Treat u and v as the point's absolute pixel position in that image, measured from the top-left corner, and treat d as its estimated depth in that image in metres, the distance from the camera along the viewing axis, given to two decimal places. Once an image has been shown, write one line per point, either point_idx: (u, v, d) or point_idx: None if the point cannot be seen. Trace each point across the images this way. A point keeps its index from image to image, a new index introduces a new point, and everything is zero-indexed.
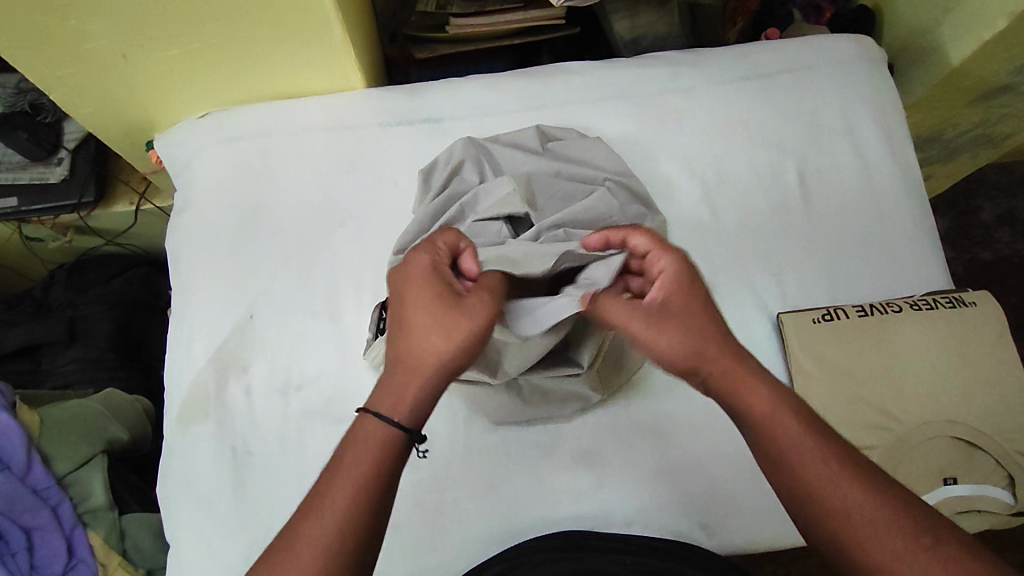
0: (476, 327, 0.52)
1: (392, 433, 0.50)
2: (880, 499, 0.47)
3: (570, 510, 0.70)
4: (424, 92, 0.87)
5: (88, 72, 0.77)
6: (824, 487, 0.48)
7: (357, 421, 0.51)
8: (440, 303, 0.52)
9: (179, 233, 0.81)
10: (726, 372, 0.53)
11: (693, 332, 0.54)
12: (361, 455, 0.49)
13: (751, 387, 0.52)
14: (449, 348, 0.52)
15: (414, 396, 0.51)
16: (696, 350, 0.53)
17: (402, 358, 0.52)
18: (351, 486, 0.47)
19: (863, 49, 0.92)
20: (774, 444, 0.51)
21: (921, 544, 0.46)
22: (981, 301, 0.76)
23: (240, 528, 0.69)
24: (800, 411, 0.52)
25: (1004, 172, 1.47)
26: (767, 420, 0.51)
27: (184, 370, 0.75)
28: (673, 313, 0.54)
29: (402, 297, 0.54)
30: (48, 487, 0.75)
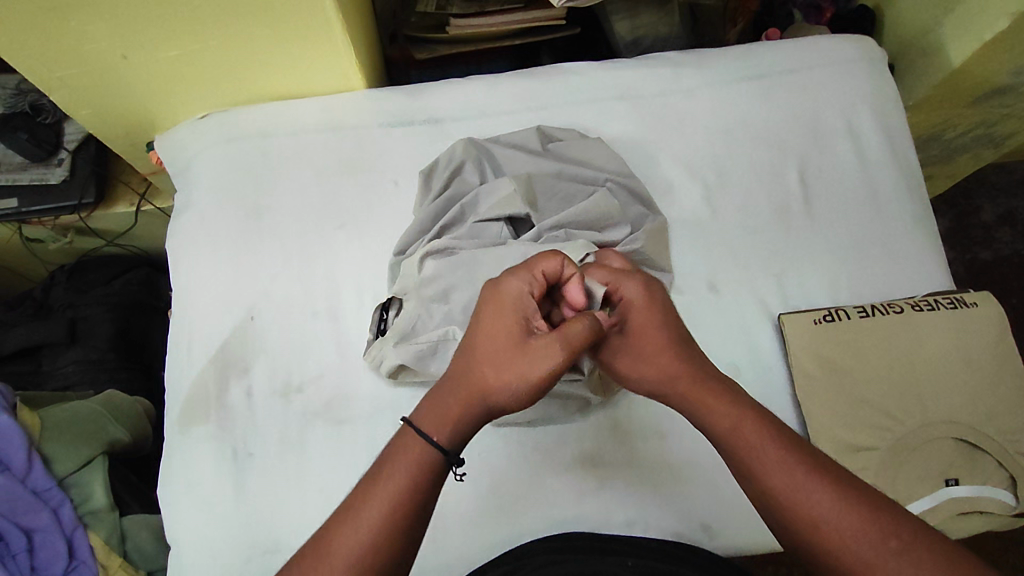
0: (539, 372, 0.51)
1: (431, 455, 0.51)
2: (848, 503, 0.48)
3: (571, 511, 0.70)
4: (424, 93, 0.86)
5: (88, 72, 0.77)
6: (794, 496, 0.49)
7: (403, 432, 0.53)
8: (509, 338, 0.53)
9: (179, 234, 0.81)
10: (694, 395, 0.55)
11: (663, 360, 0.56)
12: (400, 470, 0.50)
13: (715, 399, 0.54)
14: (505, 383, 0.52)
15: (462, 417, 0.53)
16: (665, 374, 0.56)
17: (459, 377, 0.54)
18: (388, 499, 0.49)
19: (864, 50, 0.92)
20: (743, 458, 0.52)
21: (888, 547, 0.46)
22: (983, 302, 0.75)
23: (241, 530, 0.69)
24: (762, 422, 0.52)
25: (1004, 172, 1.47)
26: (734, 433, 0.52)
27: (185, 371, 0.75)
28: (642, 341, 0.57)
29: (480, 321, 0.54)
30: (48, 488, 0.75)
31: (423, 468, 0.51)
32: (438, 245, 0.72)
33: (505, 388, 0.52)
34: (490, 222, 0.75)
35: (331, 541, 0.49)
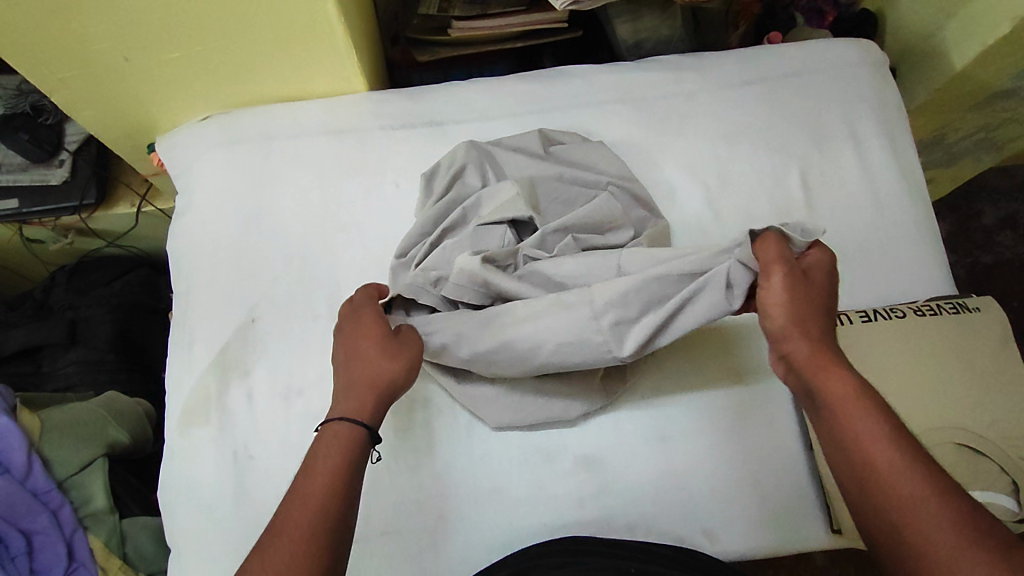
0: (412, 352, 0.61)
1: (355, 431, 0.56)
2: (942, 493, 0.47)
3: (573, 516, 0.69)
4: (426, 96, 0.86)
5: (88, 74, 0.77)
6: (887, 469, 0.49)
7: (319, 434, 0.56)
8: (379, 332, 0.60)
9: (180, 236, 0.81)
10: (814, 358, 0.56)
11: (805, 308, 0.57)
12: (337, 441, 0.55)
13: (833, 371, 0.55)
14: (395, 366, 0.59)
15: (370, 406, 0.58)
16: (800, 319, 0.57)
17: (357, 382, 0.58)
18: (331, 462, 0.54)
19: (866, 54, 0.92)
20: (846, 424, 0.52)
21: (982, 540, 0.45)
22: (984, 308, 0.76)
23: (241, 533, 0.68)
24: (876, 402, 0.53)
25: (1005, 176, 1.47)
26: (843, 404, 0.53)
27: (186, 374, 0.75)
28: (801, 285, 0.57)
29: (351, 344, 0.60)
30: (48, 490, 0.75)
31: (355, 441, 0.55)
32: (444, 249, 0.73)
33: (395, 369, 0.59)
34: (495, 225, 0.74)
35: (284, 518, 0.51)
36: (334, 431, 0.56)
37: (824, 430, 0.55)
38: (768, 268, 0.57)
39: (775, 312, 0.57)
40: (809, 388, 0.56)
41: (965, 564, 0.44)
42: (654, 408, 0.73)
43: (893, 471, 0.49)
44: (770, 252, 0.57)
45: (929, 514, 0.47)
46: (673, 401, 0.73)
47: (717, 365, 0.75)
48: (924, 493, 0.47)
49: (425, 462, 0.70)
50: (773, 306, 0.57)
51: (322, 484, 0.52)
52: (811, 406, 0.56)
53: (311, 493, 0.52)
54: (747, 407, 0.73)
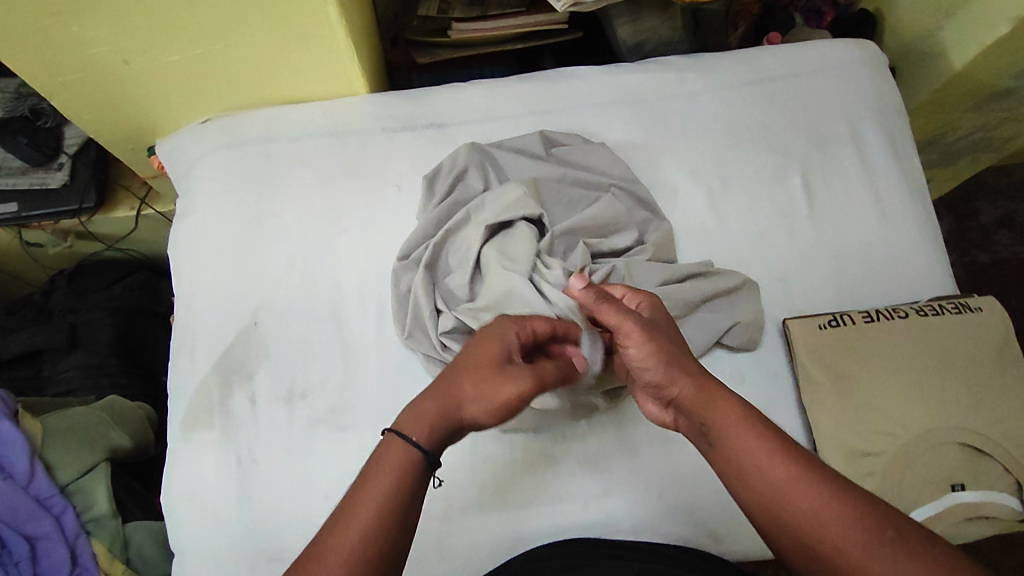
0: (515, 400, 0.55)
1: (412, 456, 0.51)
2: (840, 497, 0.48)
3: (578, 518, 0.69)
4: (428, 97, 0.86)
5: (89, 77, 0.76)
6: (786, 489, 0.49)
7: (378, 446, 0.53)
8: (494, 359, 0.56)
9: (181, 239, 0.81)
10: (694, 388, 0.56)
11: (668, 346, 0.58)
12: (396, 449, 0.52)
13: (713, 396, 0.55)
14: (481, 403, 0.55)
15: (435, 427, 0.53)
16: (671, 366, 0.57)
17: (443, 399, 0.55)
18: (394, 470, 0.51)
19: (866, 54, 0.92)
20: (742, 452, 0.52)
21: (886, 535, 0.46)
22: (987, 306, 0.76)
23: (246, 537, 0.68)
24: (760, 423, 0.53)
25: (1003, 175, 1.47)
26: (734, 428, 0.53)
27: (187, 378, 0.74)
28: (652, 329, 0.59)
29: (465, 361, 0.57)
30: (51, 495, 0.74)
31: (410, 471, 0.51)
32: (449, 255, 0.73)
33: (481, 407, 0.55)
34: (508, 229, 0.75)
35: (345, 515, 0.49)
36: (391, 447, 0.52)
37: (718, 462, 0.54)
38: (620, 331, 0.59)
39: (652, 362, 0.57)
40: (700, 423, 0.55)
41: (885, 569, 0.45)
42: None
43: (794, 493, 0.49)
44: (611, 313, 0.59)
45: (836, 524, 0.47)
46: None
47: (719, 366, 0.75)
48: (827, 506, 0.48)
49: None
50: (644, 361, 0.58)
51: (367, 515, 0.48)
52: (703, 441, 0.56)
53: (354, 522, 0.48)
54: None
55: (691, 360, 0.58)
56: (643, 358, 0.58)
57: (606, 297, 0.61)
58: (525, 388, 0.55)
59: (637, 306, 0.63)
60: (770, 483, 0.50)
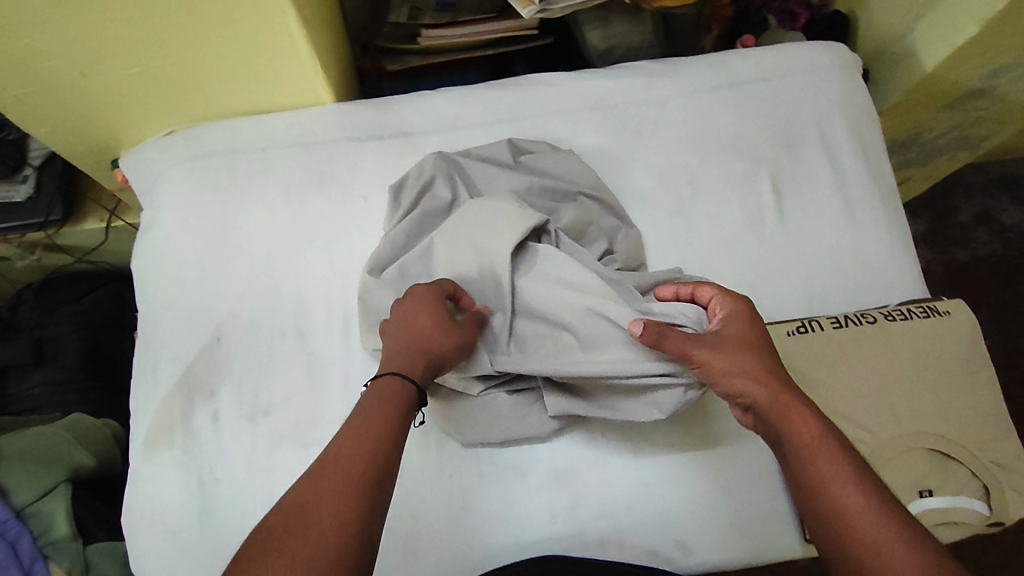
0: (469, 337, 0.63)
1: (408, 391, 0.55)
2: (909, 537, 0.46)
3: (545, 532, 0.69)
4: (394, 106, 0.85)
5: (46, 90, 0.75)
6: (852, 514, 0.48)
7: (370, 390, 0.55)
8: (441, 315, 0.61)
9: (144, 253, 0.79)
10: (773, 401, 0.55)
11: (745, 359, 0.57)
12: (391, 389, 0.55)
13: (795, 413, 0.54)
14: (452, 343, 0.60)
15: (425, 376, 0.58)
16: (750, 375, 0.56)
17: (416, 342, 0.58)
18: (396, 400, 0.54)
19: (836, 57, 0.92)
20: (815, 473, 0.52)
21: None
22: (954, 310, 0.76)
23: (208, 558, 0.67)
24: (841, 446, 0.52)
25: (980, 173, 1.48)
26: (809, 447, 0.53)
27: (150, 395, 0.73)
28: (728, 339, 0.58)
29: (414, 315, 0.60)
30: (5, 520, 0.72)
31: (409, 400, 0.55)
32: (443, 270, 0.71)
33: (451, 345, 0.60)
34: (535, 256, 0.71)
35: (354, 435, 0.51)
36: (391, 385, 0.55)
37: (791, 473, 0.54)
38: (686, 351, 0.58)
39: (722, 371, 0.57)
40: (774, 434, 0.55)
41: None
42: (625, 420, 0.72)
43: (858, 522, 0.48)
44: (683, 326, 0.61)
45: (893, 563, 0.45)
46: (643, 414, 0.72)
47: None
48: (892, 541, 0.46)
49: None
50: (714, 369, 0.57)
51: (376, 427, 0.51)
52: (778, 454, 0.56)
53: (365, 433, 0.51)
54: (721, 419, 0.72)
55: (777, 373, 0.57)
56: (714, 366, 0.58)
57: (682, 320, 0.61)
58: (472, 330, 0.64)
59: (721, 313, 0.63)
60: (835, 505, 0.50)
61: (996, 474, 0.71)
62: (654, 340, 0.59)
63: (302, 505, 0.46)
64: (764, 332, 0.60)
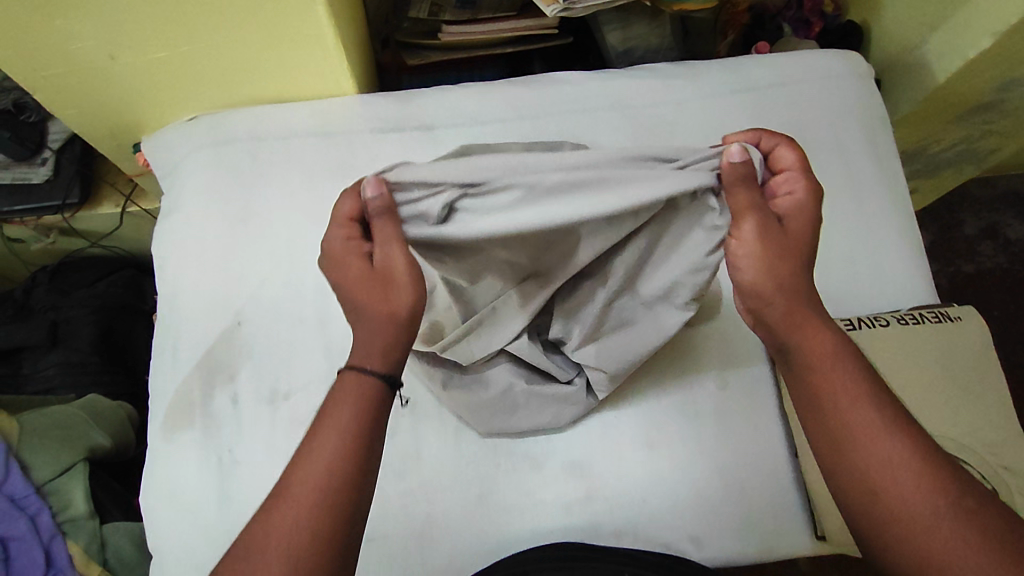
0: (399, 268, 0.53)
1: (364, 390, 0.51)
2: (922, 455, 0.48)
3: (560, 521, 0.70)
4: (417, 99, 0.86)
5: (75, 72, 0.76)
6: (866, 430, 0.49)
7: (335, 387, 0.52)
8: (361, 272, 0.53)
9: (166, 235, 0.80)
10: (792, 311, 0.53)
11: (779, 263, 0.53)
12: (346, 393, 0.51)
13: (811, 324, 0.53)
14: (390, 296, 0.53)
15: (386, 348, 0.53)
16: (776, 274, 0.53)
17: (361, 324, 0.53)
18: (354, 403, 0.51)
19: (851, 65, 0.93)
20: (831, 388, 0.51)
21: (962, 504, 0.46)
22: (966, 316, 0.77)
23: (225, 537, 0.68)
24: (857, 361, 0.52)
25: (987, 186, 1.50)
26: (824, 360, 0.52)
27: (169, 377, 0.74)
28: (776, 231, 0.54)
29: (352, 300, 0.54)
30: (27, 495, 0.74)
31: (360, 403, 0.51)
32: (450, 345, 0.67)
33: (396, 298, 0.53)
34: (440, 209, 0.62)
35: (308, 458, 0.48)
36: (344, 383, 0.52)
37: (796, 383, 0.54)
38: (740, 217, 0.54)
39: (755, 267, 0.53)
40: (785, 343, 0.54)
41: (949, 530, 0.45)
42: (640, 414, 0.73)
43: (873, 437, 0.49)
44: (747, 196, 0.54)
45: (907, 478, 0.47)
46: (658, 407, 0.74)
47: (706, 370, 0.75)
48: (907, 459, 0.48)
49: (390, 463, 0.70)
50: (746, 260, 0.54)
51: (329, 447, 0.49)
52: (784, 361, 0.55)
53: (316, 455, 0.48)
54: (733, 414, 0.74)
55: (802, 276, 0.54)
56: (749, 259, 0.54)
57: (754, 179, 0.55)
58: (399, 255, 0.53)
59: (784, 193, 0.57)
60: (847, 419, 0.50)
61: (1005, 477, 0.72)
62: (734, 180, 0.54)
63: (247, 543, 0.46)
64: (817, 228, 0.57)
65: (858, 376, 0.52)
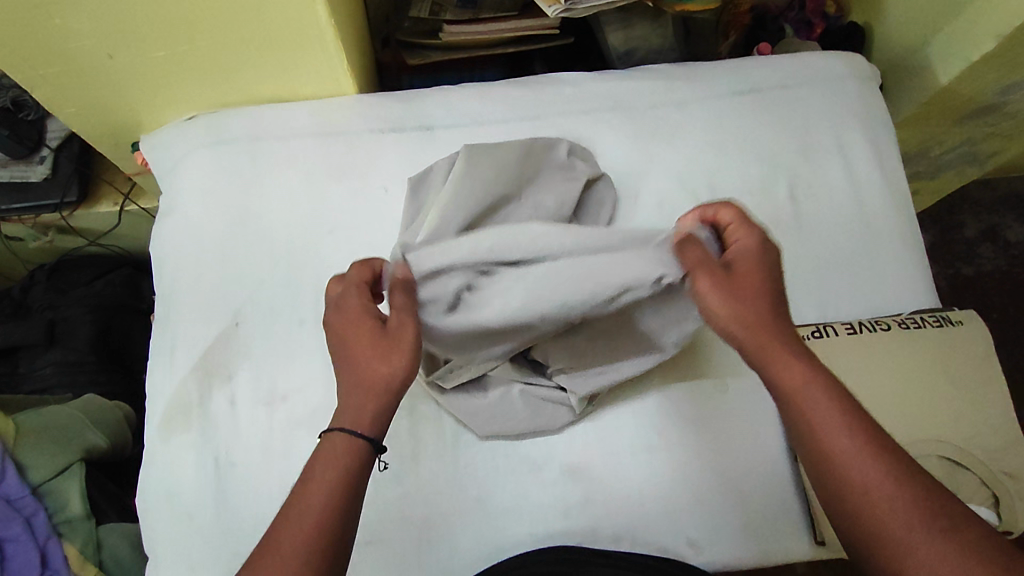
0: (406, 341, 0.54)
1: (353, 446, 0.52)
2: (898, 479, 0.47)
3: (558, 525, 0.69)
4: (416, 99, 0.86)
5: (73, 70, 0.75)
6: (841, 456, 0.49)
7: (321, 444, 0.53)
8: (367, 334, 0.54)
9: (164, 236, 0.80)
10: (762, 346, 0.53)
11: (739, 307, 0.53)
12: (333, 449, 0.52)
13: (781, 355, 0.53)
14: (388, 365, 0.53)
15: (374, 414, 0.53)
16: (739, 319, 0.53)
17: (355, 382, 0.54)
18: (341, 461, 0.51)
19: (854, 67, 0.93)
20: (805, 416, 0.51)
21: (939, 524, 0.46)
22: (968, 321, 0.77)
23: (221, 540, 0.67)
24: (832, 386, 0.52)
25: (987, 189, 1.49)
26: (797, 390, 0.52)
27: (166, 379, 0.73)
28: (729, 282, 0.54)
29: (352, 359, 0.54)
30: (22, 496, 0.74)
31: (349, 459, 0.52)
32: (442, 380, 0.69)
33: (393, 366, 0.53)
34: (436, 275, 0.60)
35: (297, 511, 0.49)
36: (332, 443, 0.52)
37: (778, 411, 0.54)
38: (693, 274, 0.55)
39: (716, 318, 0.54)
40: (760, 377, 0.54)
41: (928, 554, 0.45)
42: (640, 418, 0.73)
43: (847, 463, 0.49)
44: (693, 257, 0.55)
45: (883, 503, 0.47)
46: (658, 410, 0.73)
47: (707, 373, 0.75)
48: (882, 483, 0.47)
49: (388, 466, 0.70)
50: (707, 310, 0.55)
51: (318, 500, 0.50)
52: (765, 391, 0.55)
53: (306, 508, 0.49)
54: (733, 418, 0.73)
55: (770, 316, 0.54)
56: (707, 310, 0.55)
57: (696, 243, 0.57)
58: (411, 329, 0.55)
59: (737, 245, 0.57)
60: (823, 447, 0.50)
61: (1005, 483, 0.72)
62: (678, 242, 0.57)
63: None
64: (776, 273, 0.56)
65: (833, 401, 0.51)
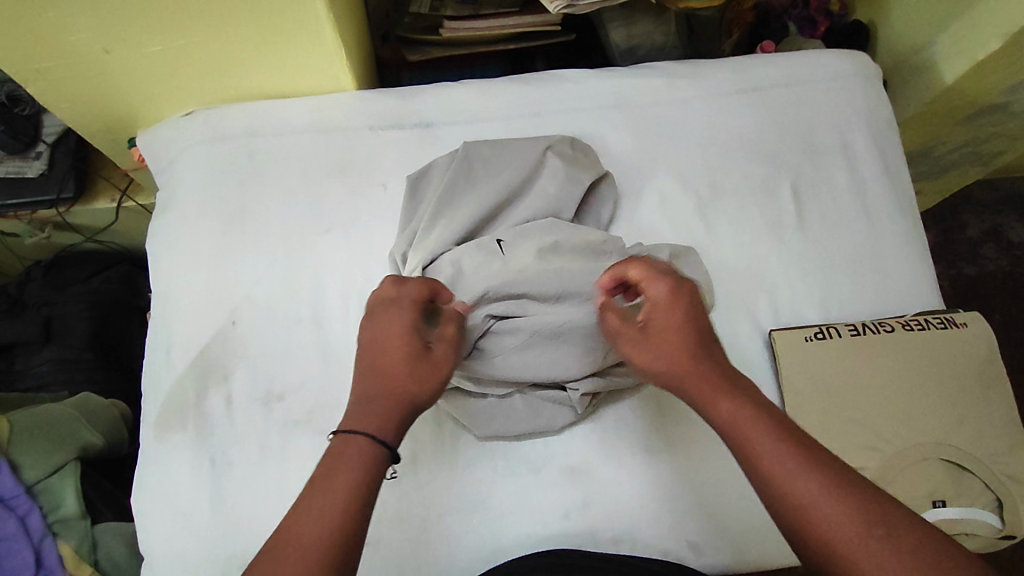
0: (445, 369, 0.57)
1: (373, 449, 0.51)
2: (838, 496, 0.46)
3: (557, 527, 0.68)
4: (416, 95, 0.85)
5: (69, 65, 0.74)
6: (776, 478, 0.47)
7: (340, 445, 0.51)
8: (406, 352, 0.55)
9: (160, 232, 0.79)
10: (694, 392, 0.54)
11: (660, 363, 0.56)
12: (353, 451, 0.51)
13: (712, 393, 0.53)
14: (422, 388, 0.55)
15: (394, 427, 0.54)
16: (665, 375, 0.56)
17: (383, 394, 0.54)
18: (362, 462, 0.50)
19: (859, 65, 0.91)
20: (741, 451, 0.50)
21: (874, 534, 0.44)
22: (973, 321, 0.76)
23: (217, 541, 0.66)
24: (768, 418, 0.51)
25: (990, 189, 1.48)
26: (730, 424, 0.51)
27: (162, 377, 0.73)
28: (644, 343, 0.58)
29: (382, 373, 0.55)
30: (16, 495, 0.73)
31: (370, 461, 0.50)
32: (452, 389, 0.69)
33: (425, 391, 0.55)
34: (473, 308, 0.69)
35: (315, 511, 0.47)
36: (352, 443, 0.51)
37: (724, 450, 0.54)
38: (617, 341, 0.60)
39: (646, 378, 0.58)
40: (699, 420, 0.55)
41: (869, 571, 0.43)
42: (640, 419, 0.72)
43: (782, 485, 0.47)
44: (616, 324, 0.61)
45: (822, 521, 0.45)
46: (659, 411, 0.72)
47: None
48: (820, 503, 0.46)
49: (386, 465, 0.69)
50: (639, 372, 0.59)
51: (337, 500, 0.48)
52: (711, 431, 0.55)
53: (324, 508, 0.47)
54: None
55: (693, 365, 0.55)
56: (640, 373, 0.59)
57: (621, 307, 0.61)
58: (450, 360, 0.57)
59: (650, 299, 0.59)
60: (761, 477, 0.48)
61: (1009, 487, 0.71)
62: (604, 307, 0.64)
63: None
64: (689, 319, 0.57)
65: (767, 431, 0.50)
